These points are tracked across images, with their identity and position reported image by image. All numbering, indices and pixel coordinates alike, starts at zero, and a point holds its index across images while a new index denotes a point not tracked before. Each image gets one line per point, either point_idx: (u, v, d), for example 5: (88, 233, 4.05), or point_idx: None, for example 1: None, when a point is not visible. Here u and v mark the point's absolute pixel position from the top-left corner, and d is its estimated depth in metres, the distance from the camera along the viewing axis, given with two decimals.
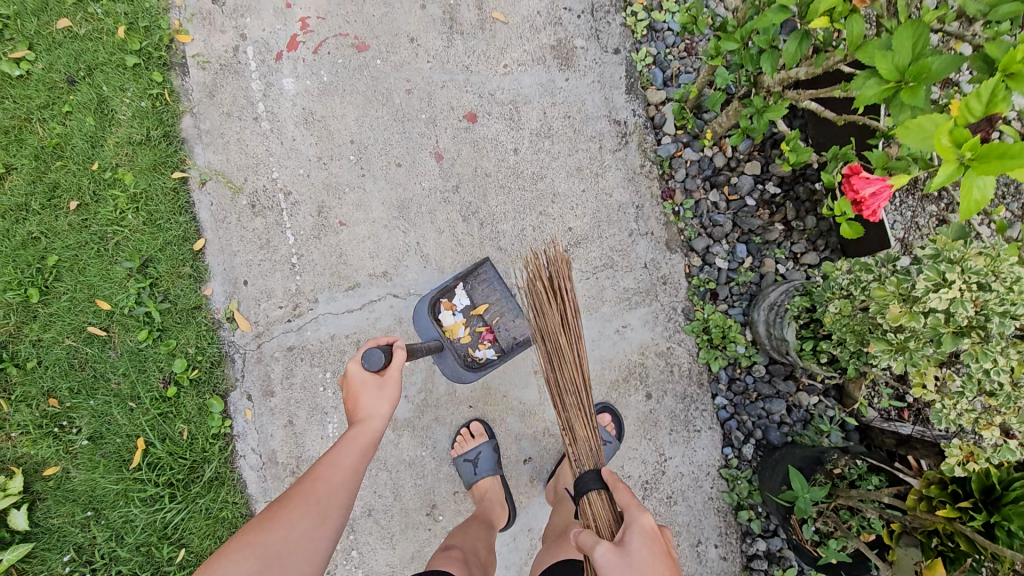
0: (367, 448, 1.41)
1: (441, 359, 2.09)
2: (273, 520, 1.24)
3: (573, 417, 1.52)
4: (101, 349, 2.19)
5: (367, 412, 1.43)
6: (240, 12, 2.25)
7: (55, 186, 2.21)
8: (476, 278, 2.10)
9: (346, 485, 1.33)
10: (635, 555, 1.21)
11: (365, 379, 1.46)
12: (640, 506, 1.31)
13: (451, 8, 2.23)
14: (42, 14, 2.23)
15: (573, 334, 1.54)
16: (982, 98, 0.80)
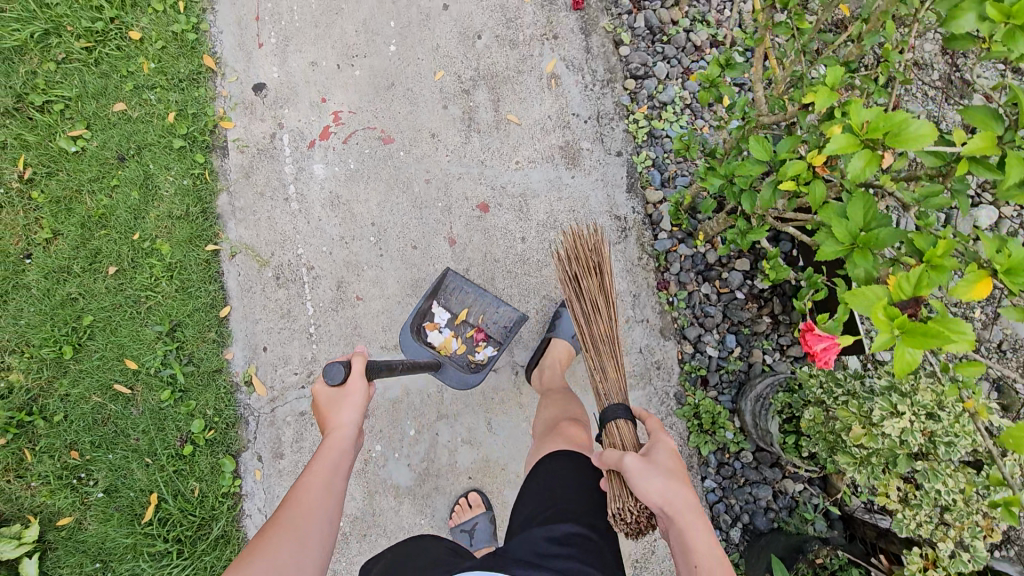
0: (341, 458, 1.49)
1: (445, 373, 2.19)
2: (257, 550, 1.27)
3: (606, 359, 1.81)
4: (124, 406, 2.32)
5: (337, 425, 1.51)
6: (280, 104, 2.50)
7: (97, 252, 2.40)
8: (446, 291, 2.25)
9: (324, 500, 1.41)
10: (659, 460, 1.46)
11: (330, 396, 1.54)
12: (663, 429, 1.56)
13: (470, 109, 2.48)
14: (101, 98, 2.48)
15: (608, 290, 1.88)
16: (911, 279, 0.94)
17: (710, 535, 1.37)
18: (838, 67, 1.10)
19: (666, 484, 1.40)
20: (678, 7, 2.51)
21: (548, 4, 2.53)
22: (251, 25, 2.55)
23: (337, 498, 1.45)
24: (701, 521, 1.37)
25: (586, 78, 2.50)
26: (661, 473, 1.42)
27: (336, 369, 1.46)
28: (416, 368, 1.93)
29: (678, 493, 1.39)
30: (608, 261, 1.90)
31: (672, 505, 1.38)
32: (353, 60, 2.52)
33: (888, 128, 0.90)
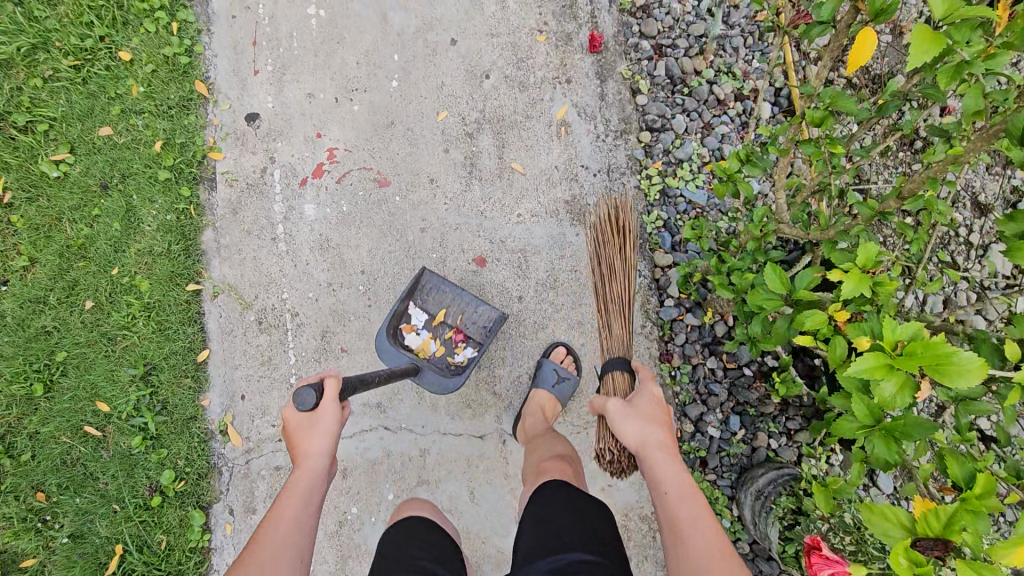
0: (310, 492, 1.40)
1: (424, 376, 2.08)
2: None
3: (614, 319, 2.00)
4: (94, 449, 2.22)
5: (306, 455, 1.43)
6: (272, 136, 2.37)
7: (74, 284, 2.29)
8: (423, 291, 2.19)
9: (291, 535, 1.32)
10: (638, 405, 1.63)
11: (299, 423, 1.45)
12: (651, 382, 1.73)
13: (472, 154, 2.33)
14: (87, 120, 2.35)
15: (626, 262, 2.06)
16: (941, 518, 0.82)
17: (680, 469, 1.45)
18: (870, 245, 0.97)
19: (640, 425, 1.56)
20: (703, 56, 2.34)
21: (563, 45, 2.37)
22: (247, 50, 2.41)
23: (308, 535, 1.36)
24: (672, 456, 1.48)
25: (599, 127, 2.34)
26: (637, 417, 1.59)
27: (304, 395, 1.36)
28: (395, 375, 1.84)
29: (652, 433, 1.53)
30: (632, 237, 2.08)
31: (644, 443, 1.52)
32: (352, 94, 2.38)
33: (929, 360, 0.80)
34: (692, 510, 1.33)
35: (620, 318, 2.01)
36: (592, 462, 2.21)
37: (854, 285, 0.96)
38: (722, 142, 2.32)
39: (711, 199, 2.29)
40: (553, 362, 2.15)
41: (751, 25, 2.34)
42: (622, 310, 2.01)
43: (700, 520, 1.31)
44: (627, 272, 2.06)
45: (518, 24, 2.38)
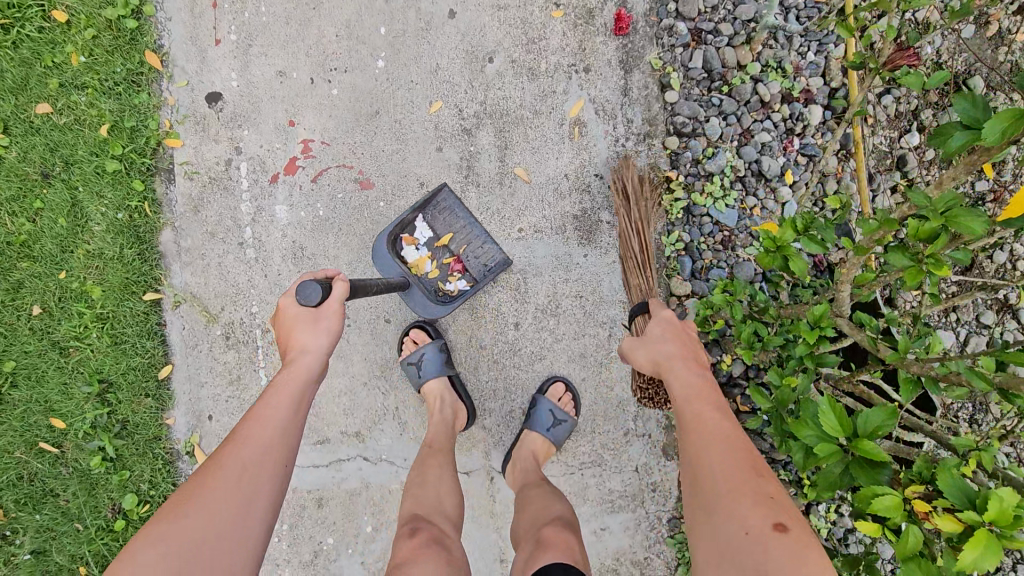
0: (305, 389, 1.29)
1: (410, 295, 1.96)
2: (199, 495, 1.05)
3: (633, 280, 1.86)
4: (51, 465, 2.05)
5: (302, 349, 1.32)
6: (237, 122, 2.04)
7: (18, 286, 2.04)
8: (436, 208, 2.00)
9: (283, 434, 1.20)
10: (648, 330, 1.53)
11: (298, 316, 1.35)
12: (664, 306, 1.62)
13: (470, 155, 2.01)
14: (21, 94, 2.02)
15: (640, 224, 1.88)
16: None
17: (697, 380, 1.34)
18: (1014, 496, 0.76)
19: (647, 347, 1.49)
20: (749, 47, 1.95)
21: (582, 24, 1.99)
22: (207, 14, 2.04)
23: (298, 434, 1.24)
24: (684, 366, 1.37)
25: (618, 128, 1.99)
26: (646, 340, 1.50)
27: (311, 288, 1.27)
28: (392, 289, 1.74)
29: (662, 349, 1.44)
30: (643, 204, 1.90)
31: (657, 363, 1.43)
32: (330, 74, 2.02)
33: None
34: (698, 411, 1.23)
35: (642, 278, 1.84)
36: (585, 503, 2.01)
37: (975, 553, 0.77)
38: (761, 153, 1.97)
39: (742, 219, 1.97)
40: (549, 402, 1.92)
41: (809, 9, 1.95)
42: (637, 264, 1.87)
43: (706, 419, 1.20)
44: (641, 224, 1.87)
45: None
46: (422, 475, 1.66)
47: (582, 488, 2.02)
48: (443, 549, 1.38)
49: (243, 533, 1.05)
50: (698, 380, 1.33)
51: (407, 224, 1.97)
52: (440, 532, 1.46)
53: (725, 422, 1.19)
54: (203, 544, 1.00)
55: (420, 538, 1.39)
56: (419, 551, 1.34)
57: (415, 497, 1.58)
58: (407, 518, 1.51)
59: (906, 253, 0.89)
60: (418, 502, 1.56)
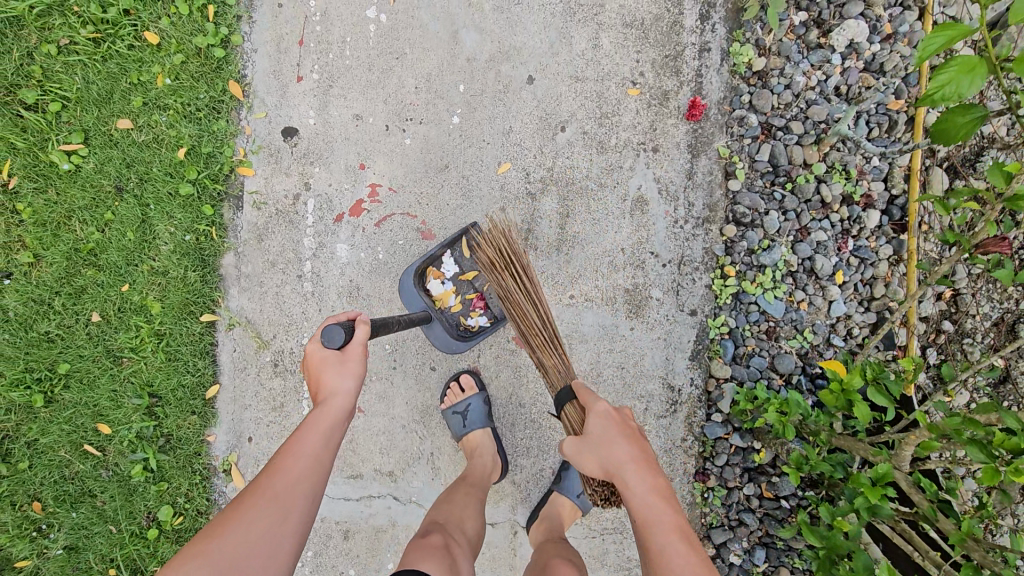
0: (333, 430, 1.30)
1: (432, 331, 1.96)
2: (231, 523, 1.14)
3: (539, 351, 1.69)
4: (93, 467, 2.12)
5: (330, 393, 1.31)
6: (310, 159, 2.09)
7: (81, 291, 2.11)
8: (464, 243, 1.99)
9: (310, 472, 1.24)
10: (591, 433, 1.40)
11: (324, 358, 1.34)
12: (596, 394, 1.47)
13: (532, 219, 2.05)
14: (105, 107, 2.07)
15: (530, 289, 1.71)
16: None
17: (653, 492, 1.29)
18: None
19: (599, 450, 1.38)
20: (817, 147, 2.00)
21: (656, 105, 2.04)
22: (292, 50, 2.08)
23: (326, 473, 1.28)
24: (645, 482, 1.30)
25: (679, 211, 2.04)
26: (592, 445, 1.39)
27: (331, 332, 1.26)
28: (413, 324, 1.75)
29: (612, 457, 1.35)
30: (524, 260, 1.73)
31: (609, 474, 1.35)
32: (405, 124, 2.07)
33: None
34: (662, 543, 1.23)
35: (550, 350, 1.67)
36: (602, 568, 2.06)
37: None
38: (815, 250, 2.02)
39: (788, 311, 2.01)
40: None
41: (879, 116, 1.98)
42: (546, 341, 1.68)
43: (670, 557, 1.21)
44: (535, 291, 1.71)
45: (608, 70, 2.04)
46: (449, 500, 1.73)
47: (601, 552, 2.06)
48: (447, 555, 1.42)
49: (271, 560, 1.13)
50: (659, 496, 1.28)
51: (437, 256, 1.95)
52: (452, 541, 1.50)
53: (691, 555, 1.21)
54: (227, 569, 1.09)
55: (430, 539, 1.47)
56: (424, 549, 1.41)
57: (441, 509, 1.68)
58: (429, 523, 1.59)
59: (984, 451, 0.97)
60: (442, 514, 1.64)
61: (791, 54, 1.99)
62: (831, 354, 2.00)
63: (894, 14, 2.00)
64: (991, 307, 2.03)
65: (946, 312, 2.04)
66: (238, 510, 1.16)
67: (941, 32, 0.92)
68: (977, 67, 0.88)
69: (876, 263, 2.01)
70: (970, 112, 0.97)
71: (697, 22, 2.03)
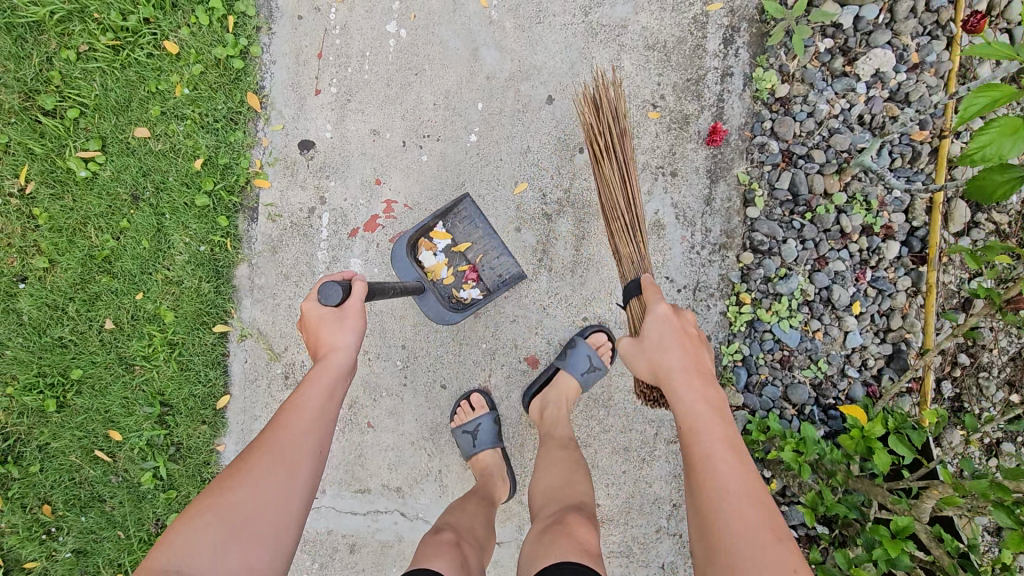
0: (334, 384, 1.32)
1: (424, 300, 1.96)
2: (237, 478, 1.15)
3: (616, 234, 1.73)
4: (104, 473, 2.14)
5: (330, 348, 1.34)
6: (326, 173, 2.09)
7: (95, 297, 2.11)
8: (456, 216, 2.03)
9: (315, 426, 1.26)
10: (647, 337, 1.44)
11: (322, 316, 1.36)
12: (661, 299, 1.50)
13: (547, 240, 2.04)
14: (123, 115, 2.07)
15: (619, 160, 1.73)
16: None
17: (700, 398, 1.28)
18: None
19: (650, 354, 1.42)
20: (838, 176, 1.98)
21: (676, 129, 2.02)
22: (311, 62, 2.07)
23: (331, 423, 1.30)
24: (692, 386, 1.30)
25: (696, 236, 2.03)
26: (645, 347, 1.43)
27: (330, 289, 1.29)
28: (408, 293, 1.75)
29: (663, 362, 1.38)
30: (620, 120, 1.75)
31: (660, 379, 1.37)
32: (422, 140, 2.06)
33: None
34: (707, 446, 1.18)
35: (626, 232, 1.72)
36: None
37: None
38: (833, 280, 2.00)
39: (803, 340, 2.00)
40: (587, 347, 1.93)
41: (902, 146, 1.96)
42: (625, 225, 1.72)
43: (715, 464, 1.15)
44: (622, 167, 1.73)
45: (629, 93, 2.02)
46: (461, 508, 1.75)
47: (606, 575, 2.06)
48: (456, 550, 1.47)
49: (280, 513, 1.15)
50: (705, 401, 1.26)
51: (429, 229, 1.98)
52: (463, 539, 1.55)
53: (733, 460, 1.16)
54: (235, 525, 1.10)
55: (441, 537, 1.53)
56: (435, 546, 1.46)
57: (454, 514, 1.71)
58: (441, 523, 1.65)
59: (1010, 515, 0.97)
60: (454, 518, 1.69)
61: (815, 82, 1.97)
62: (845, 385, 1.99)
63: (921, 43, 1.97)
64: (1009, 341, 2.02)
65: (963, 345, 2.03)
66: (244, 463, 1.18)
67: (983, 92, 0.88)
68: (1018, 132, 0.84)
69: (894, 294, 1.99)
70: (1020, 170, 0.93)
71: (721, 46, 2.00)
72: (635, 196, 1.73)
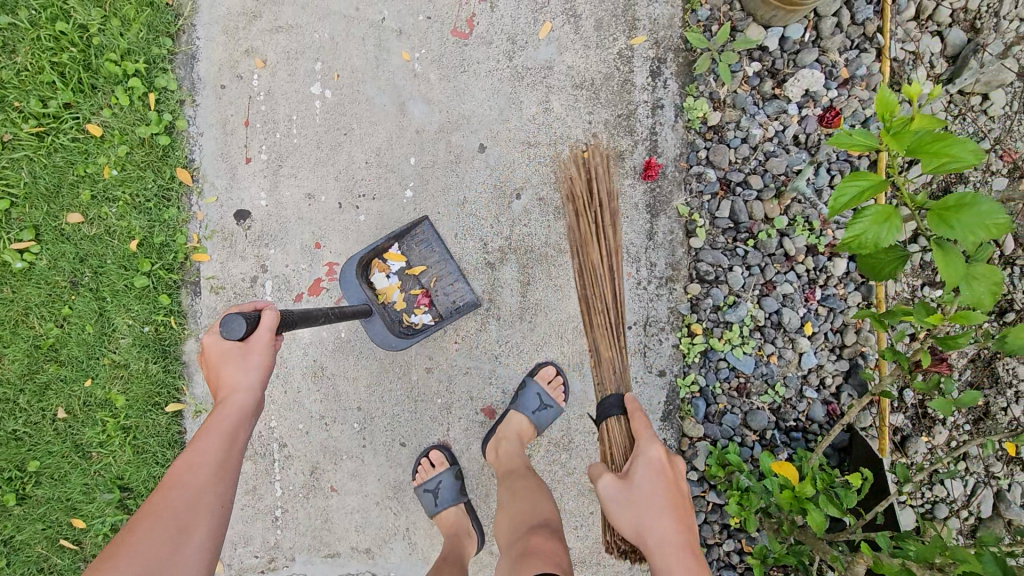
0: (238, 430, 1.29)
1: (371, 324, 1.94)
2: (126, 545, 1.12)
3: (599, 336, 1.87)
4: (71, 561, 2.11)
5: (232, 391, 1.28)
6: (266, 241, 2.06)
7: (44, 387, 2.08)
8: (413, 239, 2.02)
9: (214, 476, 1.23)
10: (637, 484, 1.56)
11: (224, 353, 1.30)
12: (650, 437, 1.62)
13: (493, 289, 2.03)
14: (54, 202, 2.04)
15: (609, 260, 1.88)
16: None
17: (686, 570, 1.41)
18: None
19: (635, 514, 1.53)
20: (778, 201, 1.96)
21: (611, 166, 2.00)
22: (239, 131, 2.05)
23: (233, 474, 1.27)
24: (679, 565, 1.41)
25: (641, 272, 2.01)
26: (633, 494, 1.55)
27: (232, 324, 1.20)
28: (346, 316, 1.66)
29: (652, 526, 1.49)
30: (609, 210, 1.90)
31: (642, 537, 1.50)
32: (358, 200, 2.04)
33: None
34: None
35: (605, 334, 1.87)
36: None
37: None
38: (783, 304, 1.98)
39: (759, 366, 1.98)
40: (538, 386, 1.95)
41: (840, 163, 1.94)
42: (609, 323, 1.87)
43: None
44: (611, 270, 1.88)
45: (561, 134, 2.00)
46: None
47: None
48: None
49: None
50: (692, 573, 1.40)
51: (382, 250, 1.98)
52: None
53: None
54: None
55: None
56: None
57: None
58: None
59: None
60: None
61: (746, 107, 1.95)
62: (805, 406, 1.98)
63: (850, 58, 1.96)
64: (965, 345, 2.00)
65: None
66: (135, 529, 1.15)
67: (854, 182, 0.99)
68: (951, 135, 0.88)
69: (846, 310, 1.96)
70: (952, 232, 0.91)
71: (649, 78, 1.98)
72: (619, 297, 1.89)
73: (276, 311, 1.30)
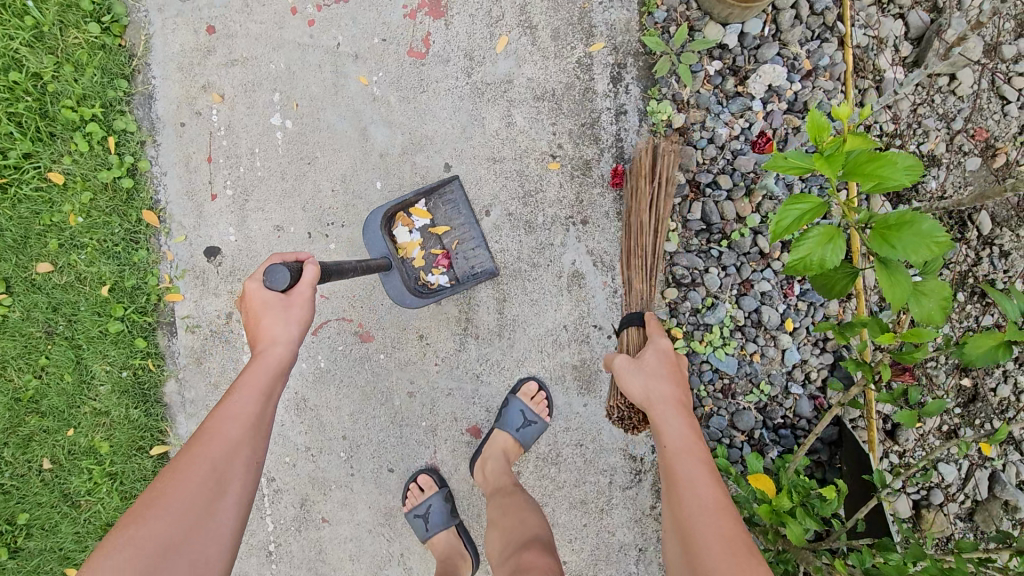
0: (273, 381, 1.28)
1: (388, 277, 1.88)
2: (156, 505, 1.08)
3: (632, 270, 1.77)
4: None
5: (272, 341, 1.28)
6: (237, 276, 2.04)
7: (28, 439, 2.07)
8: (441, 196, 1.99)
9: (249, 432, 1.21)
10: (646, 359, 1.56)
11: (266, 301, 1.29)
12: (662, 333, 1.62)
13: (469, 308, 2.02)
14: (22, 253, 2.02)
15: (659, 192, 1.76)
16: None
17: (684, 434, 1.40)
18: None
19: (644, 378, 1.53)
20: (748, 199, 1.94)
21: (579, 176, 1.97)
22: (202, 168, 2.03)
23: (267, 430, 1.25)
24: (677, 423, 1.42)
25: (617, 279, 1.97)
26: (641, 368, 1.55)
27: (279, 273, 1.23)
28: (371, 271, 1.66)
29: (658, 389, 1.50)
30: (670, 189, 1.76)
31: (648, 403, 1.49)
32: (327, 229, 2.02)
33: None
34: (687, 471, 1.31)
35: (639, 269, 1.76)
36: None
37: None
38: (761, 302, 1.96)
39: (742, 365, 1.97)
40: (521, 402, 1.94)
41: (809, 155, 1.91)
42: (643, 258, 1.76)
43: (697, 480, 1.29)
44: (659, 216, 1.77)
45: (525, 147, 1.98)
46: None
47: None
48: None
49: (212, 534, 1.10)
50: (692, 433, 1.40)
51: (409, 204, 1.94)
52: None
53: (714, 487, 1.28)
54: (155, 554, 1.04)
55: None
56: None
57: None
58: None
59: None
60: None
61: (710, 106, 1.93)
62: (791, 403, 1.96)
63: (812, 49, 1.93)
64: None
65: None
66: (167, 483, 1.11)
67: (797, 205, 1.02)
68: (885, 156, 0.90)
69: (826, 304, 1.94)
70: (894, 249, 0.93)
71: (610, 85, 1.96)
72: (659, 235, 1.78)
73: (317, 265, 1.34)
